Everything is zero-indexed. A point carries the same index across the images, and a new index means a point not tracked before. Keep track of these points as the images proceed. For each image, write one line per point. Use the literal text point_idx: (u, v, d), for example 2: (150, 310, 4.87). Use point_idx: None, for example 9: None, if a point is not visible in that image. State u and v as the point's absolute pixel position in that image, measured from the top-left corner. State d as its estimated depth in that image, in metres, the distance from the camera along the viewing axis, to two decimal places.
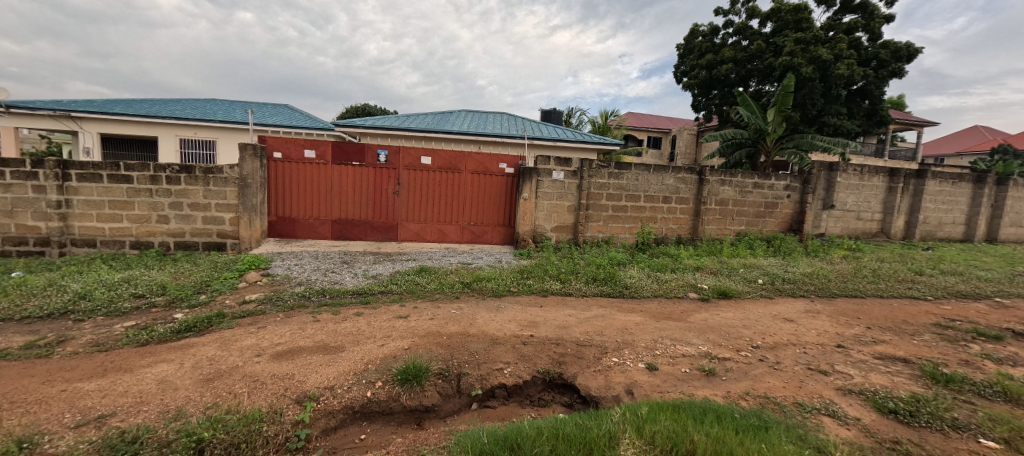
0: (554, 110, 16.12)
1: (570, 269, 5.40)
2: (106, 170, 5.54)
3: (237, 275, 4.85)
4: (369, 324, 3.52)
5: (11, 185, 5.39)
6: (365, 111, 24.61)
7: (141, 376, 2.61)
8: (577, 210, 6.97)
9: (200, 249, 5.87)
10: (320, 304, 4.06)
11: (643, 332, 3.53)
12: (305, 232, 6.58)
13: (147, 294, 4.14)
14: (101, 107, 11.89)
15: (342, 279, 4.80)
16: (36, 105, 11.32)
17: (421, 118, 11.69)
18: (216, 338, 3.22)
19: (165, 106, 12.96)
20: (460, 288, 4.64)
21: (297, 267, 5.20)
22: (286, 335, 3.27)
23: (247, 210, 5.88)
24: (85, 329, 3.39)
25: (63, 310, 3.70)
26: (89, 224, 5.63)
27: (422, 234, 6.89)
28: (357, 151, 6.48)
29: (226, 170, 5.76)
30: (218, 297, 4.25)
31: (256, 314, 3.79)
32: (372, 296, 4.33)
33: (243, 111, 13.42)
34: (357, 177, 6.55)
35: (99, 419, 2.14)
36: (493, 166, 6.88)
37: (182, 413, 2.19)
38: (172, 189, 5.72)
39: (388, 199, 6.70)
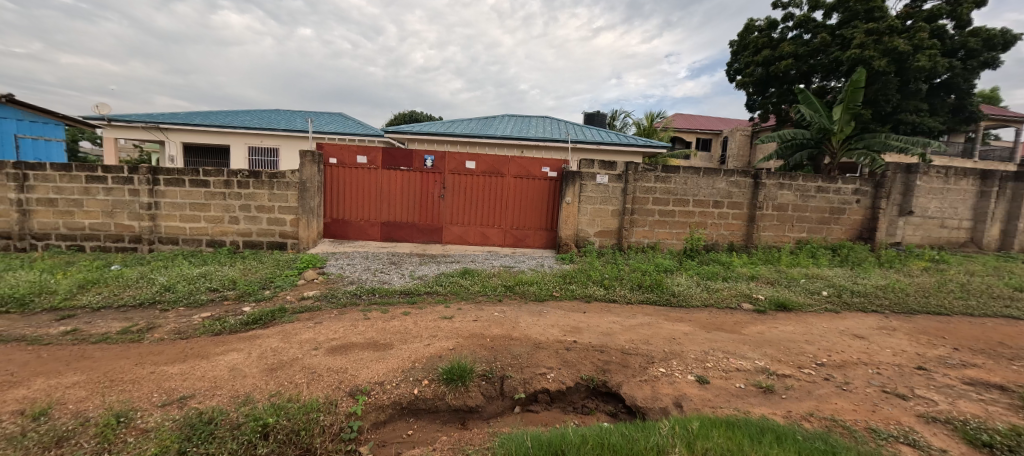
0: (598, 113, 15.89)
1: (615, 275, 5.28)
2: (188, 175, 6.16)
3: (297, 272, 5.21)
4: (416, 323, 3.64)
5: (112, 189, 6.14)
6: (413, 118, 25.52)
7: (216, 362, 2.86)
8: (621, 215, 6.81)
9: (265, 247, 6.35)
10: (370, 302, 4.26)
11: (693, 342, 3.38)
12: (356, 233, 6.93)
13: (220, 288, 4.54)
14: (184, 119, 13.25)
15: (391, 279, 5.01)
16: (133, 118, 12.82)
17: (466, 123, 11.97)
18: (279, 331, 3.48)
19: (237, 117, 14.20)
20: (502, 291, 4.68)
21: (350, 267, 5.49)
22: (340, 331, 3.46)
23: (306, 213, 6.29)
24: (169, 318, 3.79)
25: (151, 301, 4.15)
26: (172, 224, 6.27)
27: (465, 237, 7.03)
28: (405, 156, 6.75)
29: (288, 175, 6.22)
30: (280, 293, 4.58)
31: (313, 309, 4.05)
32: (418, 296, 4.48)
33: (303, 120, 14.40)
34: (405, 181, 6.81)
35: (182, 400, 2.37)
36: (536, 170, 6.90)
37: (250, 398, 2.38)
38: (242, 192, 6.24)
39: (433, 202, 6.91)
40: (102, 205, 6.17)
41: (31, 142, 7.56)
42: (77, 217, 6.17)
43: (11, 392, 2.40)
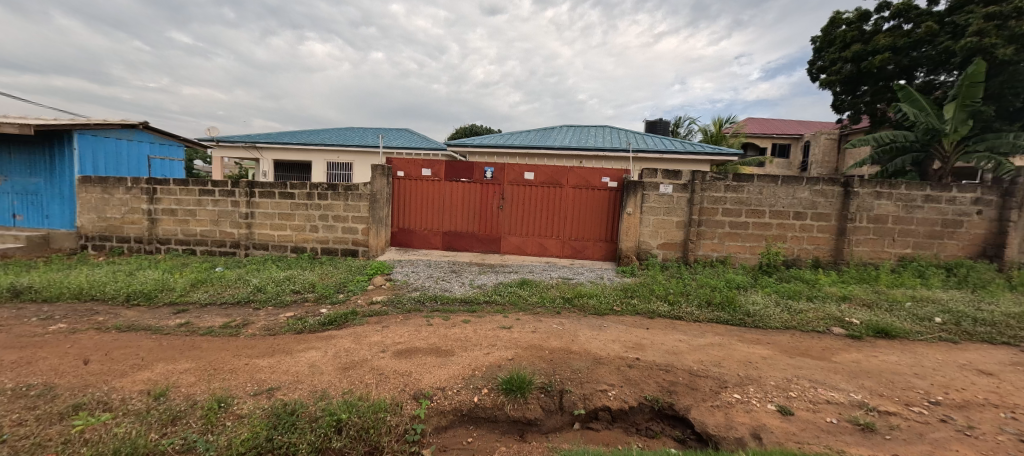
0: (662, 120, 15.30)
1: (680, 290, 4.99)
2: (278, 188, 6.88)
3: (367, 278, 5.57)
4: (475, 331, 3.72)
5: (218, 200, 7.04)
6: (474, 131, 26.38)
7: (297, 358, 3.14)
8: (687, 226, 6.45)
9: (340, 254, 6.88)
10: (433, 309, 4.42)
11: (773, 368, 3.08)
12: (420, 242, 7.26)
13: (302, 290, 4.99)
14: (276, 138, 14.88)
15: (452, 287, 5.17)
16: (236, 138, 14.64)
17: (525, 135, 12.12)
18: (351, 332, 3.73)
19: (319, 135, 15.66)
20: (560, 303, 4.62)
21: (414, 274, 5.76)
22: (405, 335, 3.63)
23: (376, 222, 6.73)
24: (260, 316, 4.23)
25: (245, 300, 4.67)
26: (264, 231, 7.01)
27: (523, 247, 7.07)
28: (466, 168, 6.99)
29: (362, 187, 6.71)
30: (352, 297, 4.92)
31: (381, 314, 4.29)
32: (478, 305, 4.56)
33: (375, 136, 15.50)
34: (466, 192, 7.04)
35: (270, 391, 2.63)
36: (596, 180, 6.79)
37: (325, 394, 2.57)
38: (321, 203, 6.83)
39: (492, 212, 7.05)
40: (210, 214, 7.09)
41: (160, 162, 8.94)
42: (190, 224, 7.14)
43: (140, 373, 2.82)
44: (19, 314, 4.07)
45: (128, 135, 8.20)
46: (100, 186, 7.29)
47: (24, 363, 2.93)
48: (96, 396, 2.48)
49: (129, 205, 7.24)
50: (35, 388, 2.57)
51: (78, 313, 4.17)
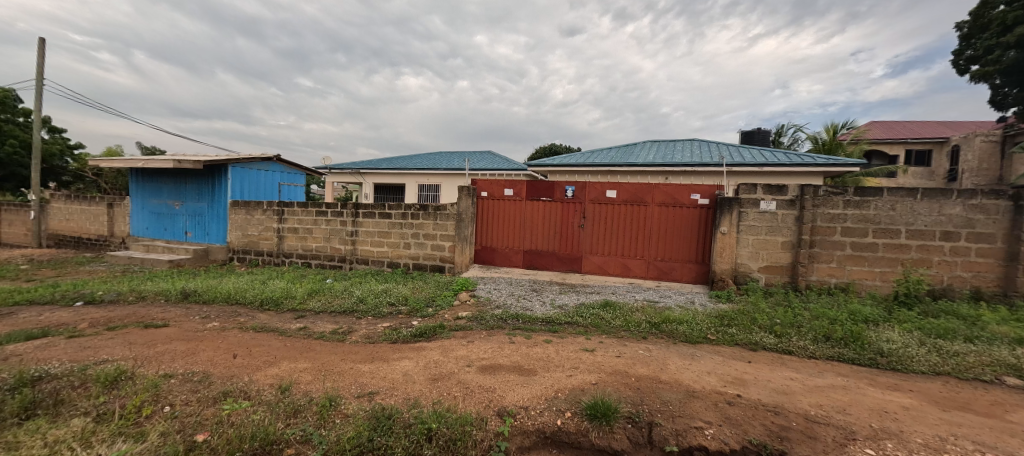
0: (760, 130, 13.97)
1: (788, 320, 4.42)
2: (378, 209, 7.64)
3: (453, 293, 5.86)
4: (558, 352, 3.68)
5: (330, 220, 8.03)
6: (554, 150, 26.61)
7: (393, 366, 3.39)
8: (796, 247, 5.74)
9: (428, 269, 7.35)
10: (515, 327, 4.48)
11: (919, 422, 2.55)
12: (502, 259, 7.44)
13: (396, 302, 5.41)
14: (376, 164, 16.58)
15: (533, 306, 5.19)
16: (345, 166, 16.63)
17: (607, 152, 11.91)
18: (439, 345, 3.94)
19: (412, 160, 17.09)
20: (647, 328, 4.37)
21: (496, 291, 5.91)
22: (489, 351, 3.72)
23: (461, 240, 7.08)
24: (362, 325, 4.68)
25: (350, 309, 5.20)
26: (365, 248, 7.78)
27: (605, 267, 6.87)
28: (547, 187, 7.08)
29: (449, 208, 7.14)
30: (440, 311, 5.20)
31: (466, 329, 4.47)
32: (559, 326, 4.51)
33: (461, 159, 16.47)
34: (547, 211, 7.11)
35: (370, 394, 2.88)
36: (685, 197, 6.40)
37: (417, 402, 2.74)
38: (414, 222, 7.40)
39: (573, 231, 7.00)
40: (323, 232, 8.09)
41: (287, 187, 10.52)
42: (308, 241, 8.22)
43: (270, 369, 3.29)
44: (186, 313, 5.01)
45: (266, 166, 9.81)
46: (244, 208, 8.78)
47: (190, 353, 3.60)
48: (238, 385, 2.95)
49: (264, 225, 8.59)
50: (197, 374, 3.13)
51: (225, 314, 5.01)
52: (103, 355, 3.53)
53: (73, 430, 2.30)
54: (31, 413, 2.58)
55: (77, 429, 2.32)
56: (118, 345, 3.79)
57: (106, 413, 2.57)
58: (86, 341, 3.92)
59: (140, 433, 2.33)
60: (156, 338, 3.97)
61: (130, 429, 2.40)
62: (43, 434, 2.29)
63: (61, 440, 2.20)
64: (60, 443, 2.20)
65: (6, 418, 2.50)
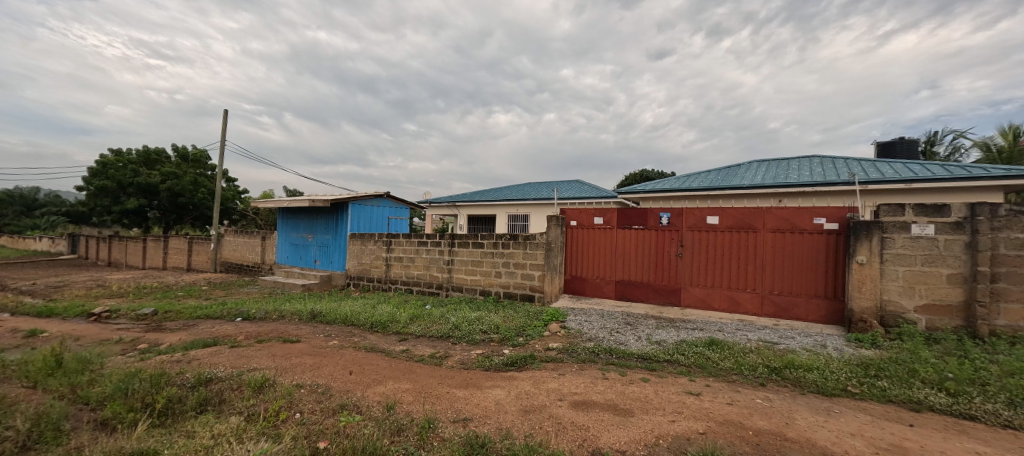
0: (903, 141, 11.82)
1: (964, 374, 3.51)
2: (472, 239, 8.05)
3: (544, 324, 5.81)
4: (657, 393, 3.39)
5: (430, 250, 8.66)
6: (646, 175, 25.58)
7: (486, 394, 3.45)
8: (970, 282, 4.61)
9: (519, 299, 7.43)
10: (608, 362, 4.27)
11: None
12: (592, 290, 7.22)
13: (488, 330, 5.54)
14: (471, 197, 17.63)
15: (627, 341, 4.89)
16: (443, 199, 18.00)
17: (706, 175, 11.10)
18: (531, 376, 3.90)
19: (503, 191, 17.83)
20: (765, 373, 3.82)
21: (588, 323, 5.71)
22: (581, 386, 3.58)
23: (551, 269, 7.07)
24: (457, 350, 4.87)
25: (446, 335, 5.47)
26: (460, 276, 8.20)
27: (709, 301, 6.23)
28: (639, 215, 6.81)
29: (538, 237, 7.23)
30: (531, 341, 5.18)
31: (557, 361, 4.39)
32: (657, 364, 4.18)
33: (550, 189, 16.71)
34: (640, 240, 6.79)
35: (465, 420, 2.95)
36: (805, 222, 5.62)
37: (509, 433, 2.72)
38: (504, 252, 7.62)
39: (670, 261, 6.54)
40: (424, 261, 8.75)
41: (395, 220, 11.69)
42: (410, 269, 8.95)
43: (378, 387, 3.58)
44: (313, 331, 5.75)
45: (378, 202, 11.08)
46: (360, 240, 9.94)
47: (315, 367, 4.10)
48: (352, 400, 3.25)
49: (375, 254, 9.61)
50: (320, 386, 3.54)
51: (343, 334, 5.63)
52: (254, 363, 4.21)
53: (231, 426, 2.75)
54: (204, 407, 3.16)
55: (234, 425, 2.76)
56: (264, 356, 4.48)
57: (253, 414, 3.02)
58: (242, 351, 4.71)
59: (277, 435, 2.68)
60: (291, 352, 4.61)
61: (271, 430, 2.78)
62: (210, 427, 2.77)
63: (222, 434, 2.64)
64: (222, 435, 2.63)
65: (188, 410, 3.09)
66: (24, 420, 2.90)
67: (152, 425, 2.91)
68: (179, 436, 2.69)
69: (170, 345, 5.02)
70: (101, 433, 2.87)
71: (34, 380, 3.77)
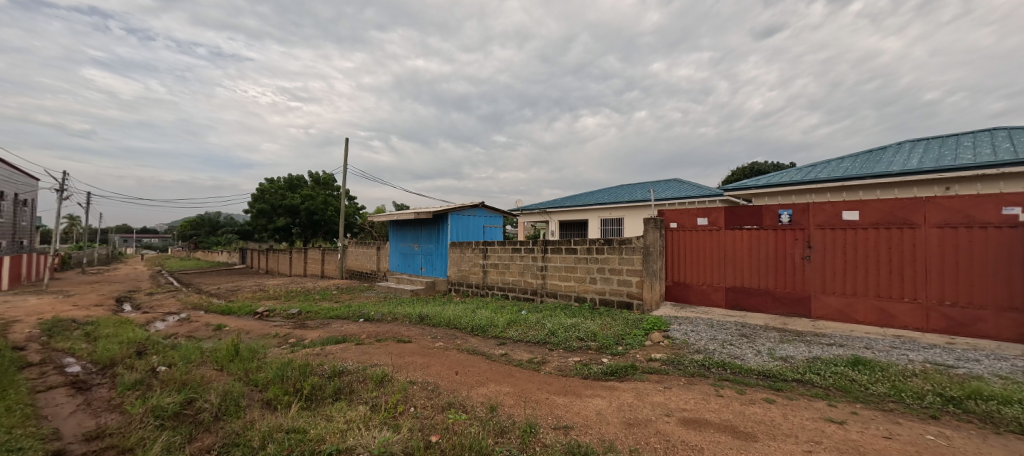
0: None
1: None
2: (565, 245, 8.01)
3: (645, 333, 5.50)
4: (786, 417, 2.96)
5: (524, 256, 8.83)
6: (756, 168, 22.92)
7: (586, 403, 3.37)
8: None
9: (615, 306, 7.15)
10: (722, 378, 3.86)
11: None
12: (698, 298, 6.61)
13: (585, 337, 5.43)
14: (562, 202, 17.61)
15: (744, 355, 4.38)
16: (534, 206, 18.27)
17: (837, 163, 9.52)
18: (634, 387, 3.72)
19: (595, 195, 17.45)
20: (936, 404, 3.10)
21: (694, 334, 5.25)
22: (691, 403, 3.29)
23: (650, 275, 6.68)
24: (555, 357, 4.86)
25: (543, 340, 5.50)
26: (554, 281, 8.19)
27: (849, 312, 5.27)
28: (752, 213, 6.11)
29: (635, 241, 6.89)
30: (630, 350, 4.95)
31: (661, 373, 4.11)
32: (783, 383, 3.66)
33: (645, 190, 15.90)
34: (755, 241, 6.08)
35: (567, 428, 2.92)
36: (986, 214, 4.48)
37: (612, 446, 2.62)
38: (599, 258, 7.42)
39: (794, 265, 5.71)
40: (518, 267, 8.95)
41: (490, 228, 12.15)
42: (506, 275, 9.22)
43: (481, 388, 3.74)
44: (421, 333, 6.25)
45: (474, 212, 11.68)
46: (459, 248, 10.57)
47: (425, 366, 4.45)
48: (458, 399, 3.44)
49: (473, 261, 10.12)
50: (430, 384, 3.82)
51: (447, 336, 6.02)
52: (375, 359, 4.72)
53: (359, 414, 3.11)
54: (338, 395, 3.64)
55: (362, 413, 3.12)
56: (382, 353, 4.99)
57: (377, 405, 3.38)
58: (365, 348, 5.33)
59: (396, 425, 2.96)
60: (404, 351, 5.07)
61: (390, 420, 3.07)
62: (344, 413, 3.17)
63: (353, 420, 3.00)
64: (352, 421, 3.00)
65: (326, 397, 3.58)
66: (216, 396, 3.65)
67: (301, 407, 3.45)
68: (321, 418, 3.13)
69: (310, 341, 5.90)
70: (266, 410, 3.48)
71: (221, 364, 4.74)
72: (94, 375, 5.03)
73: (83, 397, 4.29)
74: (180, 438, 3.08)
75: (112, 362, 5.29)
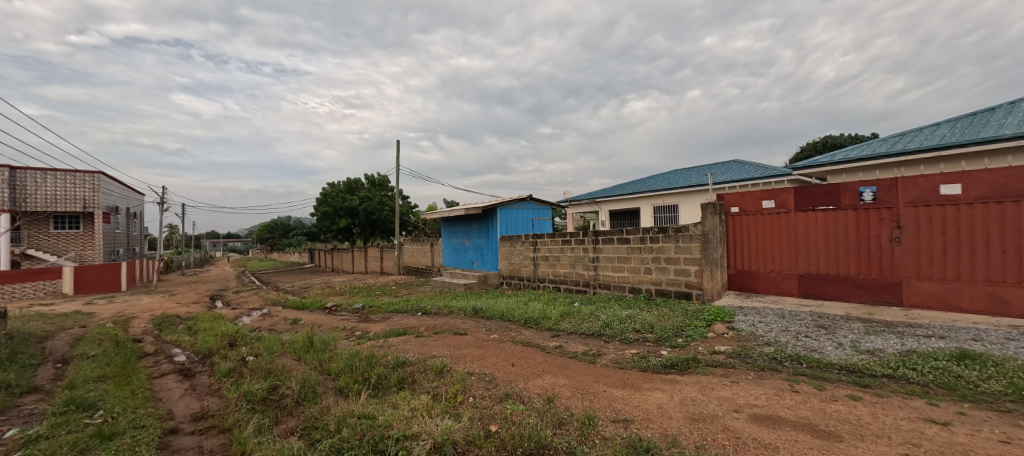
0: None
1: None
2: (616, 234, 7.80)
3: (706, 324, 5.22)
4: (875, 416, 2.68)
5: (575, 248, 8.72)
6: (829, 143, 20.84)
7: (646, 396, 3.28)
8: None
9: (673, 296, 6.86)
10: (797, 372, 3.57)
11: None
12: (766, 286, 6.16)
13: (642, 330, 5.25)
14: (611, 192, 17.13)
15: (822, 348, 4.02)
16: (583, 197, 17.95)
17: (931, 131, 8.39)
18: (697, 381, 3.54)
19: (647, 182, 16.79)
20: None
21: (763, 325, 4.91)
22: (763, 398, 3.07)
23: (710, 264, 6.33)
24: (611, 349, 4.76)
25: (598, 332, 5.41)
26: (606, 272, 8.02)
27: (952, 300, 4.65)
28: (828, 193, 5.57)
29: (692, 228, 6.55)
30: (691, 343, 4.72)
31: (727, 366, 3.88)
32: (871, 379, 3.32)
33: (701, 174, 15.03)
34: (831, 223, 5.53)
35: (626, 421, 2.85)
36: None
37: (676, 441, 2.51)
38: (654, 246, 7.15)
39: (881, 249, 5.13)
40: (569, 259, 8.86)
41: (539, 221, 12.10)
42: (557, 268, 9.16)
43: (537, 380, 3.76)
44: (476, 325, 6.39)
45: (522, 205, 11.70)
46: (509, 242, 10.66)
47: (481, 357, 4.54)
48: (515, 390, 3.49)
49: (523, 255, 10.17)
50: (487, 375, 3.90)
51: (501, 328, 6.11)
52: (434, 351, 4.90)
53: (422, 402, 3.25)
54: (402, 385, 3.82)
55: (424, 402, 3.26)
56: (440, 345, 5.18)
57: (438, 394, 3.51)
58: (425, 340, 5.55)
59: (456, 414, 3.05)
60: (460, 343, 5.22)
61: (451, 409, 3.18)
62: (408, 401, 3.32)
63: (417, 408, 3.14)
64: (416, 410, 3.14)
65: (391, 386, 3.78)
66: (295, 383, 3.98)
67: (370, 395, 3.67)
68: (388, 405, 3.31)
69: (374, 333, 6.25)
70: (339, 396, 3.74)
71: (299, 354, 5.17)
72: (196, 363, 5.70)
73: (189, 382, 4.87)
74: (269, 420, 3.40)
75: (210, 352, 5.96)
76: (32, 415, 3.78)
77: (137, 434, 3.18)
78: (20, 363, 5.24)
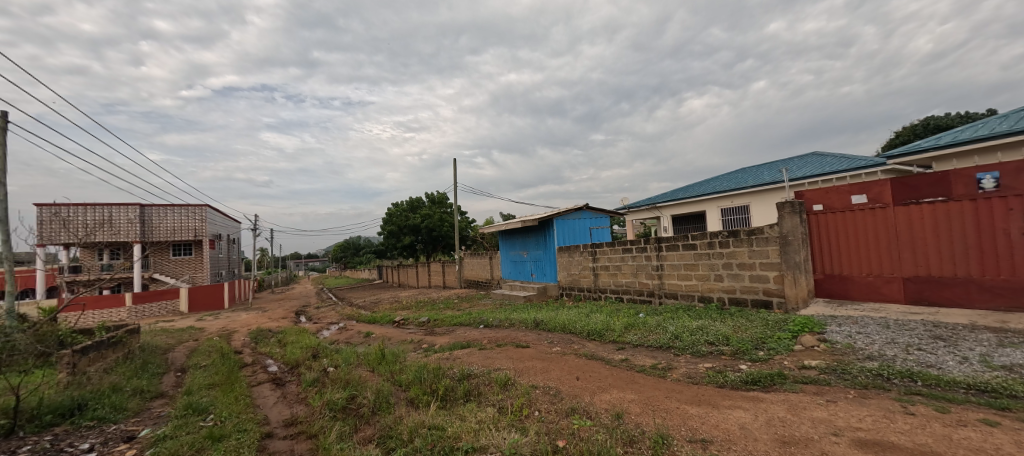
0: None
1: None
2: (681, 240, 7.41)
3: (792, 336, 4.73)
4: (1020, 446, 2.24)
5: (636, 257, 8.42)
6: (931, 126, 18.24)
7: (725, 414, 3.03)
8: None
9: (749, 305, 6.33)
10: (910, 391, 3.11)
11: None
12: (863, 292, 5.45)
13: (716, 342, 4.89)
14: (673, 196, 16.33)
15: (941, 363, 3.46)
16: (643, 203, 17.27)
17: None
18: (784, 400, 3.21)
19: (712, 184, 15.81)
20: None
21: (863, 336, 4.34)
22: (867, 421, 2.71)
23: (792, 268, 5.77)
24: (681, 363, 4.49)
25: (666, 345, 5.13)
26: (672, 281, 7.62)
27: None
28: (934, 183, 4.87)
29: (768, 230, 6.04)
30: (775, 356, 4.31)
31: (821, 383, 3.47)
32: (1010, 401, 2.79)
33: (774, 171, 13.85)
34: (943, 218, 4.80)
35: (704, 442, 2.66)
36: None
37: None
38: (724, 252, 6.68)
39: (1012, 245, 4.34)
40: (631, 268, 8.55)
41: (598, 230, 11.86)
42: (619, 278, 8.88)
43: (604, 394, 3.63)
44: (539, 338, 6.36)
45: (579, 215, 11.54)
46: (567, 252, 10.53)
47: (545, 370, 4.50)
48: (582, 405, 3.40)
49: (582, 265, 9.99)
50: (552, 389, 3.85)
51: (564, 341, 6.04)
52: (497, 363, 4.95)
53: (488, 415, 3.28)
54: (468, 397, 3.89)
55: (491, 414, 3.29)
56: (503, 358, 5.22)
57: (503, 407, 3.53)
58: (488, 352, 5.63)
59: (523, 428, 3.04)
60: (523, 356, 5.21)
61: (517, 422, 3.17)
62: (475, 414, 3.38)
63: (484, 421, 3.18)
64: (483, 422, 3.17)
65: (458, 398, 3.87)
66: (371, 393, 4.22)
67: (439, 406, 3.79)
68: (456, 417, 3.38)
69: (440, 346, 6.45)
70: (410, 407, 3.90)
71: (373, 366, 5.48)
72: (287, 373, 6.27)
73: (281, 390, 5.36)
74: (349, 428, 3.63)
75: (297, 363, 6.52)
76: (159, 417, 4.37)
77: (240, 437, 3.54)
78: (150, 371, 6.10)
